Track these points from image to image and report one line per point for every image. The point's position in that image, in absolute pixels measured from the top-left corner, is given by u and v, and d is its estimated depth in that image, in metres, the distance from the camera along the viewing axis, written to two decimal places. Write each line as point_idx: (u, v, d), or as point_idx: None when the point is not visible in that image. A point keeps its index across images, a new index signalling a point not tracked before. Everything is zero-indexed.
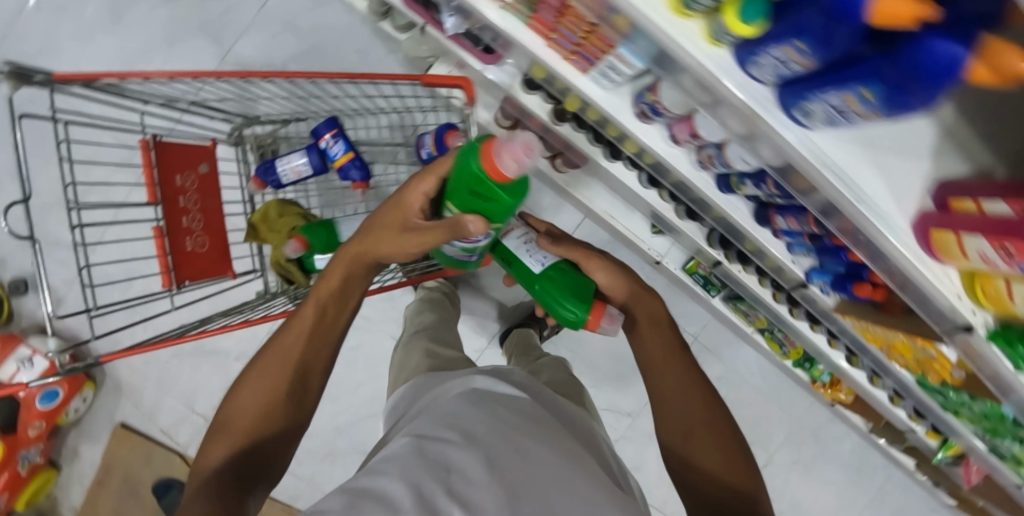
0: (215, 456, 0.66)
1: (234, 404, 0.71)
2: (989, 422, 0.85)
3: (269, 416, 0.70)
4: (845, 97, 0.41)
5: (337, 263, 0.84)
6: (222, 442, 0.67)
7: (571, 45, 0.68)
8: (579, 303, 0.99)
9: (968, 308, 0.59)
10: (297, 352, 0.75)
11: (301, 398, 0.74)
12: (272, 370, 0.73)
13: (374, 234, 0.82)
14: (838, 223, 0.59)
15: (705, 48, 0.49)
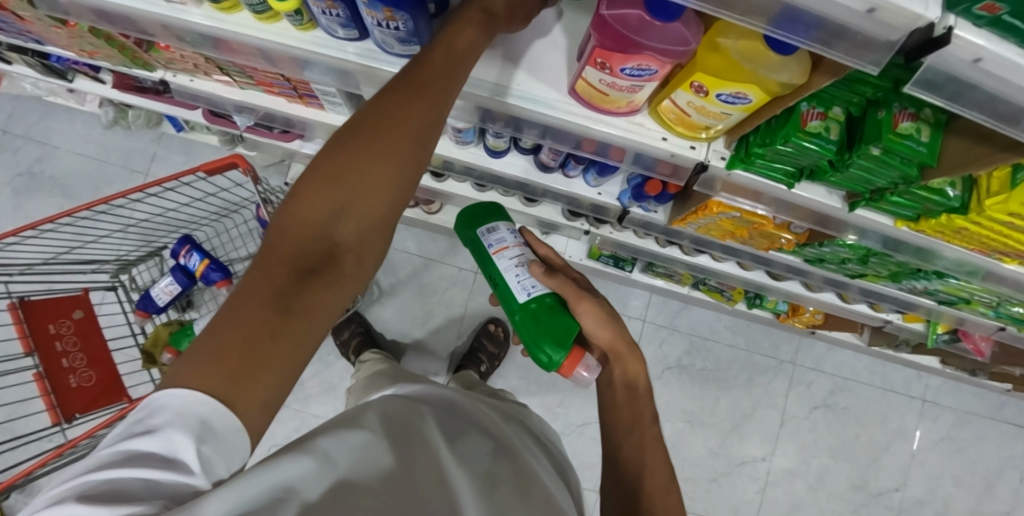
0: (296, 243, 0.34)
1: (324, 174, 0.36)
2: (888, 267, 0.77)
3: (360, 219, 0.36)
4: (368, 12, 0.47)
5: (465, 27, 0.43)
6: (298, 224, 0.34)
7: (295, 91, 0.77)
8: (563, 350, 0.69)
9: (685, 147, 0.57)
10: (410, 133, 0.39)
11: (353, 237, 0.36)
12: (385, 144, 0.37)
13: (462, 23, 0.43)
14: (542, 128, 0.61)
15: (305, 37, 0.57)
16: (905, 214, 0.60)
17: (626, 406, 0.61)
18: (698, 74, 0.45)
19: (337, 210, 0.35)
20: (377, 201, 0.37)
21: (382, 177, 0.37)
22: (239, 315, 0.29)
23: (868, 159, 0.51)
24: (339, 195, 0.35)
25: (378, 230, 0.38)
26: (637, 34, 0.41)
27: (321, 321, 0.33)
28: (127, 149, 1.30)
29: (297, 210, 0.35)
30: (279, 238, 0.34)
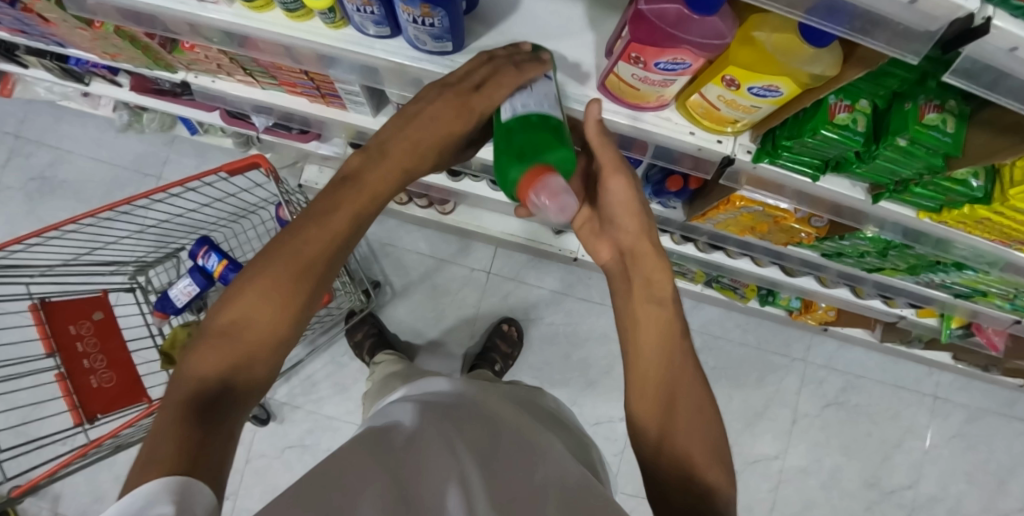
0: (208, 370, 0.40)
1: (236, 312, 0.43)
2: (906, 260, 0.77)
3: (270, 339, 0.44)
4: (404, 8, 0.48)
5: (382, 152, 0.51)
6: (214, 352, 0.41)
7: (317, 90, 0.78)
8: (522, 164, 0.46)
9: (711, 140, 0.58)
10: (321, 259, 0.47)
11: (261, 360, 0.43)
12: (293, 272, 0.45)
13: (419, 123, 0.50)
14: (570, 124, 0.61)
15: (335, 35, 0.58)
16: (927, 205, 0.60)
17: (657, 342, 0.51)
18: (730, 67, 0.46)
19: (249, 338, 0.43)
20: (287, 321, 0.45)
21: (286, 303, 0.45)
22: (180, 418, 0.36)
23: (895, 151, 0.52)
24: (246, 323, 0.43)
25: (284, 348, 0.45)
26: (674, 28, 0.42)
27: (237, 427, 0.39)
28: (140, 152, 1.30)
29: (210, 344, 0.42)
30: (195, 368, 0.41)
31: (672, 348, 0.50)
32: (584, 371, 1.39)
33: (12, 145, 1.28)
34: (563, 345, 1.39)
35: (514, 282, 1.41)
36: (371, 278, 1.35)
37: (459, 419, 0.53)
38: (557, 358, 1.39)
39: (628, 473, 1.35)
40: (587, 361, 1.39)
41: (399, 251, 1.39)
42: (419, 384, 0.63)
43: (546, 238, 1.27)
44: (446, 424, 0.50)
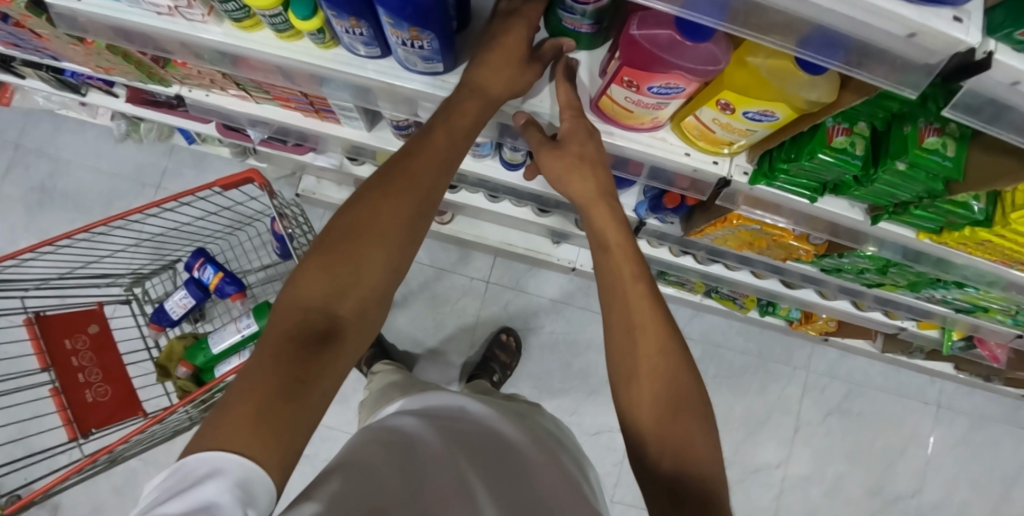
0: (313, 299, 0.40)
1: (338, 242, 0.43)
2: (904, 277, 0.76)
3: (368, 284, 0.42)
4: (393, 33, 0.47)
5: (468, 89, 0.49)
6: (317, 279, 0.40)
7: (311, 106, 0.77)
8: None
9: (707, 162, 0.57)
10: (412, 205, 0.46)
11: (364, 297, 0.42)
12: (393, 211, 0.45)
13: (494, 65, 0.49)
14: None
15: (326, 55, 0.57)
16: (927, 226, 0.59)
17: (639, 324, 0.49)
18: (724, 92, 0.45)
19: (350, 272, 0.41)
20: (386, 261, 0.44)
21: (387, 243, 0.44)
22: (263, 376, 0.34)
23: (894, 174, 0.51)
24: (346, 255, 0.42)
25: (385, 290, 0.44)
26: (668, 54, 0.41)
27: (324, 392, 0.36)
28: (138, 162, 1.30)
29: (313, 269, 0.41)
30: (298, 297, 0.40)
31: (655, 323, 0.49)
32: (584, 380, 1.38)
33: (12, 155, 1.28)
34: (562, 353, 1.38)
35: (514, 291, 1.40)
36: None
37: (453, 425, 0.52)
38: (557, 367, 1.39)
39: (628, 482, 1.35)
40: (587, 371, 1.39)
41: None
42: (420, 394, 0.61)
43: (544, 248, 1.27)
44: (452, 429, 0.51)
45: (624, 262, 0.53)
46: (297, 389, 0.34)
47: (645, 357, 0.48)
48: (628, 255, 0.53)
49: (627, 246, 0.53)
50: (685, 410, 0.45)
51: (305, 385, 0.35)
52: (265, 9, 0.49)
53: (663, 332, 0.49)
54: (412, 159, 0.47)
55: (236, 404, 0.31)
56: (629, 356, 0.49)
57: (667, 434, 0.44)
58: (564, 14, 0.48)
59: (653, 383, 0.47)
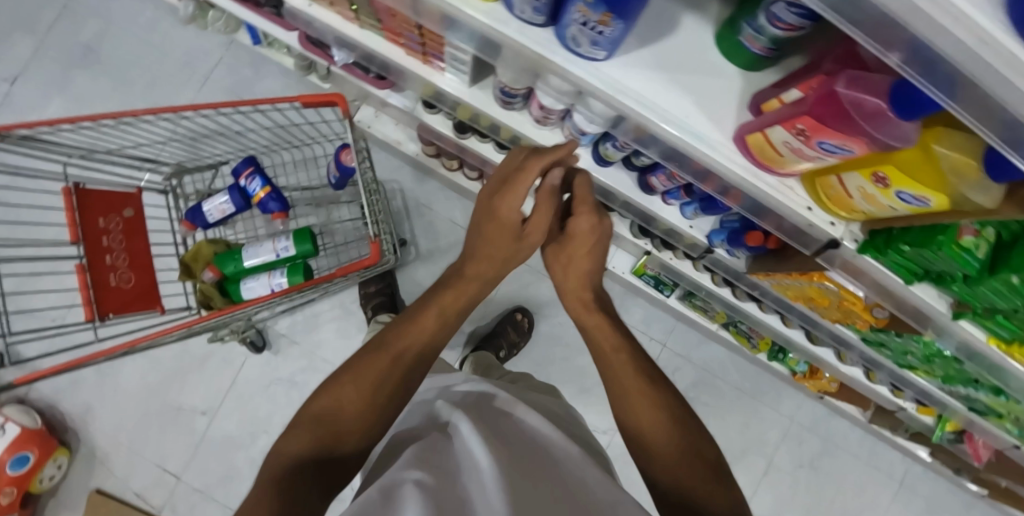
0: (292, 449, 0.48)
1: (348, 373, 0.55)
2: (941, 369, 0.79)
3: (368, 401, 0.52)
4: (579, 9, 0.44)
5: (501, 211, 0.61)
6: (344, 397, 0.52)
7: (420, 47, 0.73)
8: None
9: (825, 221, 0.57)
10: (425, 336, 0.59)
11: (382, 409, 0.53)
12: (397, 347, 0.57)
13: (510, 195, 0.60)
14: (682, 161, 0.60)
15: (478, 5, 0.53)
16: (1002, 334, 0.61)
17: (631, 390, 0.57)
18: (886, 165, 0.45)
19: (358, 390, 0.53)
20: (381, 380, 0.54)
21: (376, 371, 0.54)
22: (261, 493, 0.42)
23: (1003, 286, 0.52)
24: (347, 387, 0.53)
25: (378, 401, 0.53)
26: (870, 124, 0.40)
27: (330, 495, 0.46)
28: (189, 48, 1.23)
29: (333, 393, 0.52)
30: (324, 405, 0.51)
31: (645, 387, 0.57)
32: (582, 374, 1.41)
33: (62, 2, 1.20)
34: (569, 344, 1.41)
35: (539, 275, 1.40)
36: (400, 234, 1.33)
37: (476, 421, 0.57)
38: (560, 358, 1.40)
39: None
40: (588, 369, 1.41)
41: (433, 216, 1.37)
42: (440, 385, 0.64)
43: None
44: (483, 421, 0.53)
45: (605, 340, 0.63)
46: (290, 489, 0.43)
47: (644, 409, 0.56)
48: (605, 329, 0.64)
49: (603, 326, 0.65)
50: (692, 450, 0.52)
51: (312, 482, 0.44)
52: None
53: (657, 388, 0.57)
54: (439, 296, 0.62)
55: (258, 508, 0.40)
56: (631, 411, 0.56)
57: (684, 468, 0.51)
58: (749, 30, 0.48)
59: (659, 426, 0.54)
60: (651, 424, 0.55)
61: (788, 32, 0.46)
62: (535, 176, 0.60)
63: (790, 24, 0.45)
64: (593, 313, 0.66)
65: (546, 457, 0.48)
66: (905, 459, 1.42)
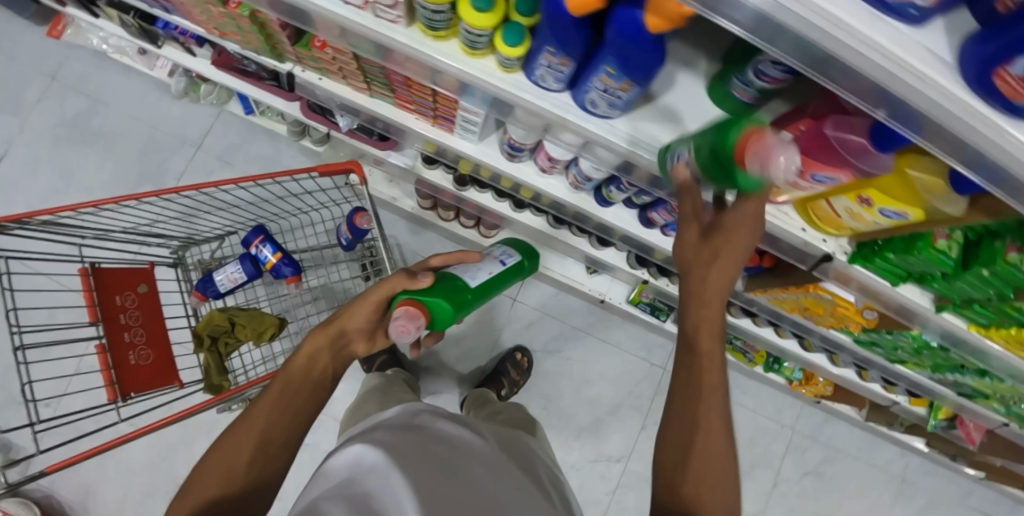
0: (204, 494, 0.54)
1: (246, 419, 0.59)
2: (928, 360, 0.88)
3: (244, 460, 0.56)
4: (599, 78, 0.51)
5: (327, 332, 0.69)
6: (230, 456, 0.56)
7: (431, 110, 0.80)
8: None
9: (818, 239, 0.65)
10: (295, 406, 0.62)
11: (270, 457, 0.58)
12: (275, 396, 0.62)
13: (356, 312, 0.71)
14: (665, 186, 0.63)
15: (502, 76, 0.60)
16: (980, 320, 0.68)
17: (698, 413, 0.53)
18: (870, 189, 0.53)
19: (237, 451, 0.57)
20: (273, 423, 0.60)
21: (262, 445, 0.58)
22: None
23: (977, 278, 0.60)
24: (235, 443, 0.58)
25: (255, 452, 0.57)
26: (856, 155, 0.48)
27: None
28: (182, 119, 1.29)
29: (219, 454, 0.57)
30: (213, 469, 0.56)
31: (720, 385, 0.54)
32: (585, 406, 1.47)
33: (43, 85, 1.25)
34: (571, 376, 1.47)
35: (538, 311, 1.48)
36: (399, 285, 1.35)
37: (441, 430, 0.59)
38: (567, 392, 1.46)
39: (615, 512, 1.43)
40: (595, 400, 1.46)
41: None
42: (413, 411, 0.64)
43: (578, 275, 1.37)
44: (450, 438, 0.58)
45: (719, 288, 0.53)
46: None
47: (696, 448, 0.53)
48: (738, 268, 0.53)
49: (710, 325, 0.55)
50: (682, 465, 0.53)
51: None
52: (477, 28, 0.52)
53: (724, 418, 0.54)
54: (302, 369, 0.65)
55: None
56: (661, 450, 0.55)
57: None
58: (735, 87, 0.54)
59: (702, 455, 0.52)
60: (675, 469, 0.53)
61: (772, 84, 0.52)
62: (367, 309, 0.71)
63: (774, 78, 0.51)
64: (718, 273, 0.52)
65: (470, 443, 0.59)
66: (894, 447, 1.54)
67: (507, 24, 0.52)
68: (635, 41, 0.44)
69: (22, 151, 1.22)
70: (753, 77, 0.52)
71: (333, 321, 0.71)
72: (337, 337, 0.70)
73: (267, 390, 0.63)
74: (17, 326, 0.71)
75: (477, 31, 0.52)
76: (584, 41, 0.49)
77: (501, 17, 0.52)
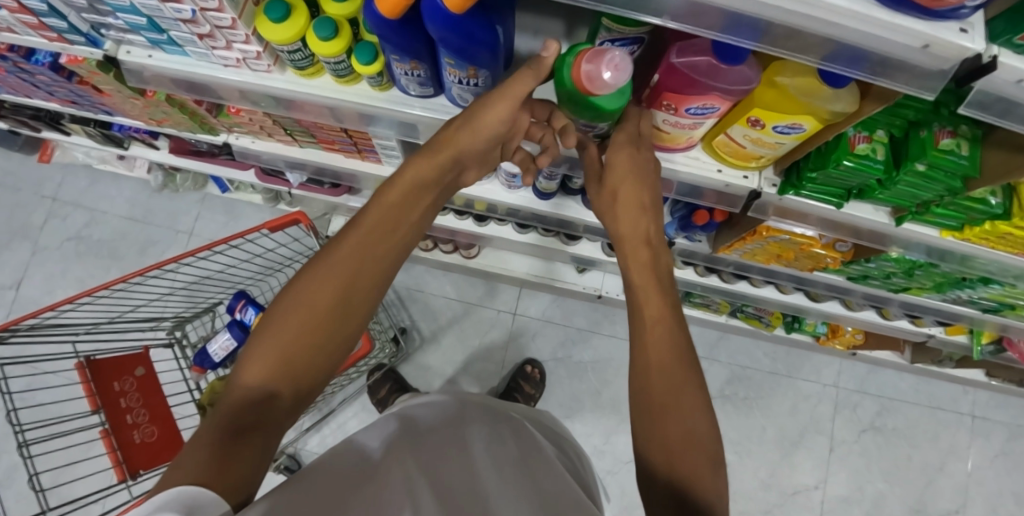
0: (254, 379, 0.42)
1: (310, 285, 0.46)
2: (929, 279, 0.80)
3: (312, 335, 0.45)
4: (451, 71, 0.53)
5: (437, 153, 0.53)
6: (290, 341, 0.44)
7: (352, 145, 0.83)
8: None
9: (738, 177, 0.62)
10: (375, 267, 0.49)
11: (327, 353, 0.46)
12: (353, 257, 0.48)
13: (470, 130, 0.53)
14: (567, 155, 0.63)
15: (380, 96, 0.63)
16: (950, 224, 0.63)
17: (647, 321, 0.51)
18: (754, 109, 0.51)
19: (306, 313, 0.45)
20: (340, 308, 0.46)
21: (343, 321, 0.47)
22: (225, 410, 0.41)
23: (914, 176, 0.55)
24: (311, 303, 0.45)
25: (330, 321, 0.46)
26: (711, 78, 0.46)
27: (250, 388, 0.42)
28: (171, 211, 1.41)
29: (274, 338, 0.44)
30: (265, 356, 0.43)
31: (657, 309, 0.51)
32: (609, 405, 1.41)
33: (50, 209, 1.40)
34: (586, 377, 1.43)
35: (539, 320, 1.47)
36: (399, 324, 1.41)
37: (475, 425, 0.57)
38: (587, 395, 1.42)
39: None
40: (617, 398, 1.41)
41: (425, 297, 1.47)
42: (431, 405, 0.62)
43: (568, 276, 1.33)
44: (474, 424, 0.57)
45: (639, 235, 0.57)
46: (246, 435, 0.40)
47: (664, 374, 0.47)
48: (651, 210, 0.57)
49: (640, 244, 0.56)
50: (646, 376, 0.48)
51: (266, 424, 0.41)
52: (330, 56, 0.55)
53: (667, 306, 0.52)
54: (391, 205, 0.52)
55: (191, 460, 0.36)
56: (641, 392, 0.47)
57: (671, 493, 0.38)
58: None
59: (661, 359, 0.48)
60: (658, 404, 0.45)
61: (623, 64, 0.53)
62: (496, 116, 0.51)
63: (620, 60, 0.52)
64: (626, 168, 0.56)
65: (502, 434, 0.56)
66: (953, 385, 1.42)
67: (355, 47, 0.55)
68: (446, 29, 0.45)
69: (40, 271, 1.35)
70: None
71: (463, 123, 0.53)
72: (445, 169, 0.55)
73: (336, 248, 0.48)
74: (18, 426, 0.78)
75: (331, 59, 0.56)
76: (422, 42, 0.51)
77: (348, 40, 0.55)
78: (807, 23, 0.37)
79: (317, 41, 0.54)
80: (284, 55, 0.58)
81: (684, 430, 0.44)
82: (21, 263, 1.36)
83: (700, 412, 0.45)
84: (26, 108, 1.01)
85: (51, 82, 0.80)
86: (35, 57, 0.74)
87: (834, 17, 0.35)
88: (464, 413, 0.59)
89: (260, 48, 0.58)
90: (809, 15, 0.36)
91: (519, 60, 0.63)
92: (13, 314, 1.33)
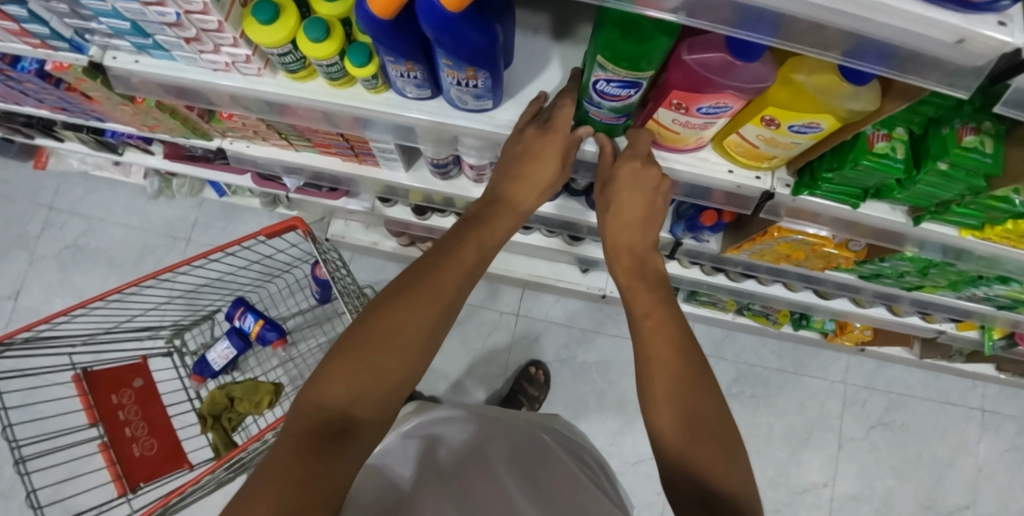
0: (335, 397, 0.40)
1: (397, 310, 0.45)
2: (944, 278, 0.78)
3: (398, 360, 0.43)
4: (449, 73, 0.50)
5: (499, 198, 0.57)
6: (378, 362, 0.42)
7: (350, 149, 0.81)
8: None
9: (750, 178, 0.60)
10: (455, 301, 0.49)
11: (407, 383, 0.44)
12: (443, 284, 0.48)
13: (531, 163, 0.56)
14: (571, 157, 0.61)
15: (376, 98, 0.60)
16: (970, 223, 0.60)
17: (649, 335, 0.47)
18: (769, 108, 0.48)
19: (394, 337, 0.44)
20: (425, 336, 0.45)
21: (426, 353, 0.46)
22: (305, 424, 0.38)
23: (935, 175, 0.52)
24: (400, 329, 0.44)
25: (416, 352, 0.45)
26: (723, 75, 0.44)
27: (332, 404, 0.40)
28: (168, 216, 1.39)
29: (361, 359, 0.42)
30: (349, 374, 0.41)
31: (663, 321, 0.48)
32: (614, 405, 1.40)
33: (46, 217, 1.38)
34: (591, 378, 1.41)
35: (543, 321, 1.45)
36: None
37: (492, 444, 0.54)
38: (592, 396, 1.40)
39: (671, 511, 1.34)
40: (623, 398, 1.40)
41: None
42: (443, 419, 0.59)
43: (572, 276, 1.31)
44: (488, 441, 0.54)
45: (636, 246, 0.57)
46: (327, 450, 0.37)
47: (664, 367, 0.45)
48: (651, 226, 0.57)
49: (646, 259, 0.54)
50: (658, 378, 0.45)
51: (349, 447, 0.38)
52: (323, 58, 0.53)
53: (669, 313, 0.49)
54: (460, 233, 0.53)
55: (276, 476, 0.33)
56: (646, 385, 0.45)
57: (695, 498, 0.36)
58: (592, 108, 0.54)
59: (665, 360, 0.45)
60: (665, 392, 0.43)
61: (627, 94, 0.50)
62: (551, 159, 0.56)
63: (620, 95, 0.50)
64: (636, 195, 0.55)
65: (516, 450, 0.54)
66: (961, 379, 1.40)
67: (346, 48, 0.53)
68: (443, 29, 0.43)
69: (38, 279, 1.34)
70: (596, 90, 0.50)
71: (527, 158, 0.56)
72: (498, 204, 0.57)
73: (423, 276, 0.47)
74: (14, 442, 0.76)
75: (323, 62, 0.53)
76: (417, 43, 0.49)
77: (341, 41, 0.52)
78: (830, 18, 0.34)
79: (308, 43, 0.51)
80: (274, 58, 0.56)
81: (693, 415, 0.42)
82: (18, 271, 1.34)
83: (707, 397, 0.43)
84: (17, 115, 0.99)
85: (39, 89, 0.77)
86: (21, 64, 0.71)
87: (861, 10, 0.33)
88: (484, 430, 0.56)
89: (250, 50, 0.56)
90: (834, 8, 0.33)
91: (519, 60, 0.61)
92: (12, 323, 1.31)
